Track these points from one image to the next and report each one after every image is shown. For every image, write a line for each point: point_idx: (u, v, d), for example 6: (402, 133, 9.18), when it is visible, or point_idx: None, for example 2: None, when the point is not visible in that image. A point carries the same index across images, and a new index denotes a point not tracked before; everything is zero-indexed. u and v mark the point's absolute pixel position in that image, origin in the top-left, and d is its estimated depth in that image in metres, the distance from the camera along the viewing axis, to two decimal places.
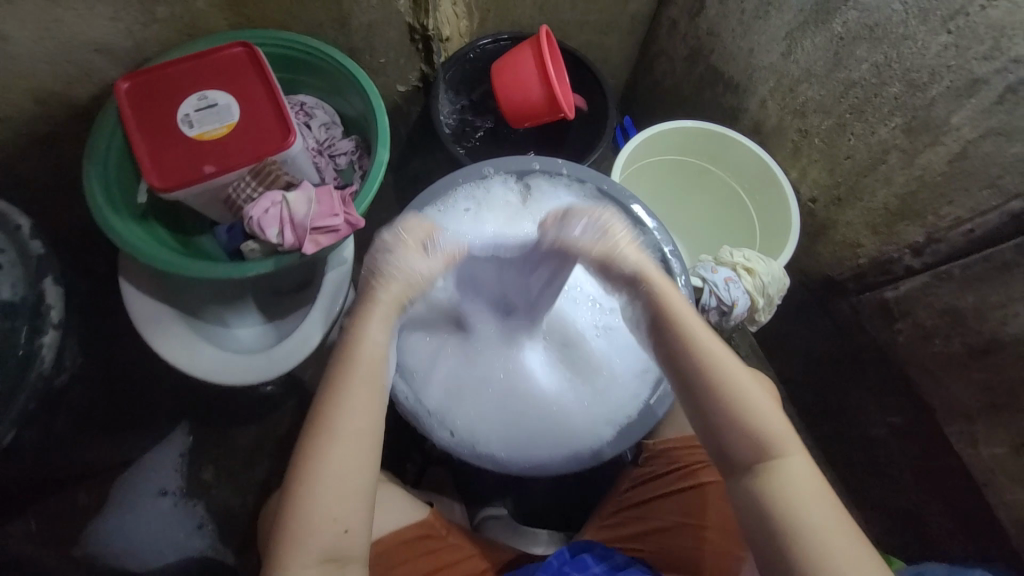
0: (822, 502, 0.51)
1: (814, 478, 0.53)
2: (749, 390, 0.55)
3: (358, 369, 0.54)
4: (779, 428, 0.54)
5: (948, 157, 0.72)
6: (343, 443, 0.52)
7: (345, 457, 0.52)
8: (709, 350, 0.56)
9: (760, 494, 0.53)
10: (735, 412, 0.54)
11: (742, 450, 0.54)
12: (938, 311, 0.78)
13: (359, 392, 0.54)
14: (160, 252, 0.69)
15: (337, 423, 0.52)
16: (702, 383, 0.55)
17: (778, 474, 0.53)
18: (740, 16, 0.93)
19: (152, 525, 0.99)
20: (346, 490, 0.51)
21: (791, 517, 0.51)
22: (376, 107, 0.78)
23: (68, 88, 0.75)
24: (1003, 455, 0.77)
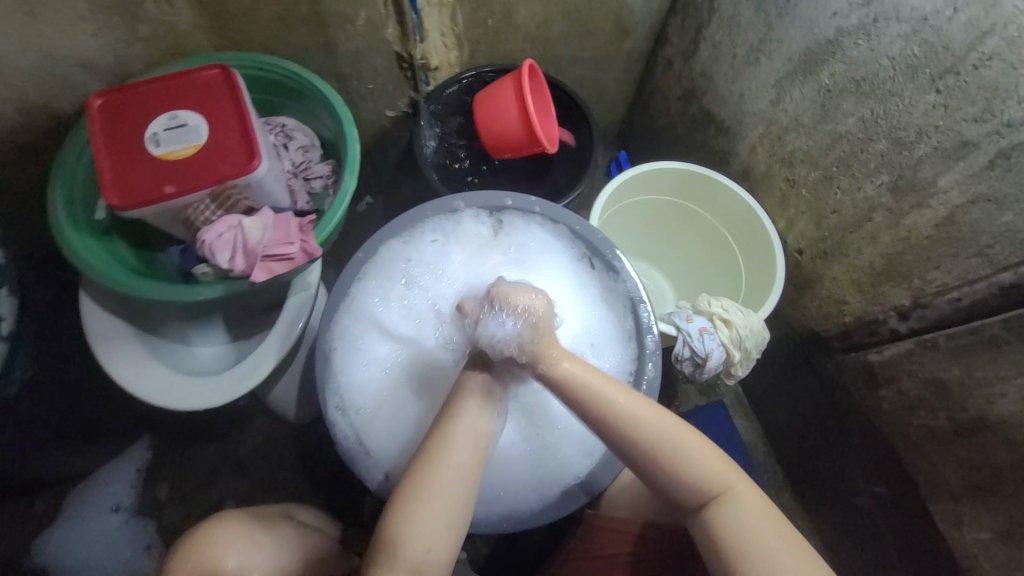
0: (766, 530, 0.55)
1: (756, 505, 0.57)
2: (685, 445, 0.58)
3: (450, 433, 0.58)
4: (716, 472, 0.57)
5: (935, 220, 0.69)
6: (445, 494, 0.56)
7: (437, 521, 0.55)
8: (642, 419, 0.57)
9: (713, 533, 0.57)
10: (674, 468, 0.57)
11: (688, 495, 0.58)
12: (923, 380, 0.74)
13: (459, 447, 0.58)
14: (115, 272, 0.69)
15: (435, 485, 0.55)
16: (640, 454, 0.57)
17: (725, 510, 0.57)
18: (732, 61, 0.91)
19: (97, 542, 0.95)
20: (427, 552, 0.54)
21: (741, 550, 0.55)
22: (350, 134, 0.78)
23: (53, 99, 0.75)
24: (989, 542, 0.71)
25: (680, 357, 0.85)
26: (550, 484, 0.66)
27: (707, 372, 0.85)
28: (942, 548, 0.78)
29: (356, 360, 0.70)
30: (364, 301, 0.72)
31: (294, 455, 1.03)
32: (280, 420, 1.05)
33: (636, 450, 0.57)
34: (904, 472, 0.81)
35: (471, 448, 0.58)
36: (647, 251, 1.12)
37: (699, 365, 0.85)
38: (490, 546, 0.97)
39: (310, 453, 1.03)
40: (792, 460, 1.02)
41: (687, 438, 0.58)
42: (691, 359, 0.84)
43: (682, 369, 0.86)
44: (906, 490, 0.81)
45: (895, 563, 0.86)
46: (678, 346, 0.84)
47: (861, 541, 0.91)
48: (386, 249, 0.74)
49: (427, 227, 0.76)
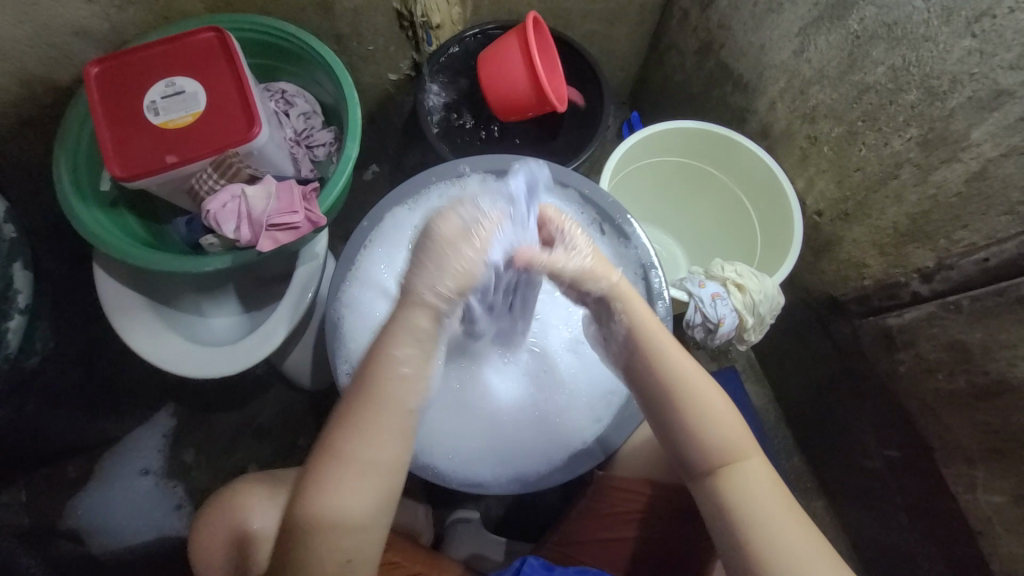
0: (777, 501, 0.55)
1: (767, 477, 0.57)
2: (714, 405, 0.58)
3: (380, 395, 0.51)
4: (736, 439, 0.57)
5: (965, 176, 0.65)
6: (358, 475, 0.49)
7: (356, 492, 0.49)
8: (680, 371, 0.58)
9: (720, 499, 0.57)
10: (696, 425, 0.57)
11: (700, 458, 0.58)
12: (942, 344, 0.72)
13: (381, 424, 0.50)
14: (123, 245, 0.69)
15: (353, 451, 0.50)
16: (668, 404, 0.58)
17: (738, 478, 0.56)
18: (752, 9, 0.85)
19: (132, 503, 1.00)
20: (352, 525, 0.49)
21: (751, 516, 0.55)
22: (350, 98, 0.76)
23: (50, 71, 0.73)
24: (1002, 504, 0.71)
25: (692, 323, 0.83)
26: (558, 448, 0.66)
27: (719, 337, 0.84)
28: (952, 510, 0.78)
29: (364, 326, 0.70)
30: (370, 268, 0.71)
31: (313, 421, 1.06)
32: (297, 388, 1.07)
33: (667, 401, 0.58)
34: (917, 436, 0.80)
35: (405, 409, 0.51)
36: (659, 216, 1.09)
37: (710, 331, 0.84)
38: (503, 508, 1.00)
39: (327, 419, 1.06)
40: (805, 424, 1.02)
41: (714, 401, 0.58)
42: (703, 325, 0.83)
43: (693, 335, 0.85)
44: (918, 454, 0.81)
45: (904, 524, 0.86)
46: (689, 311, 0.83)
47: (871, 503, 0.92)
48: (392, 215, 0.73)
49: (433, 193, 0.74)
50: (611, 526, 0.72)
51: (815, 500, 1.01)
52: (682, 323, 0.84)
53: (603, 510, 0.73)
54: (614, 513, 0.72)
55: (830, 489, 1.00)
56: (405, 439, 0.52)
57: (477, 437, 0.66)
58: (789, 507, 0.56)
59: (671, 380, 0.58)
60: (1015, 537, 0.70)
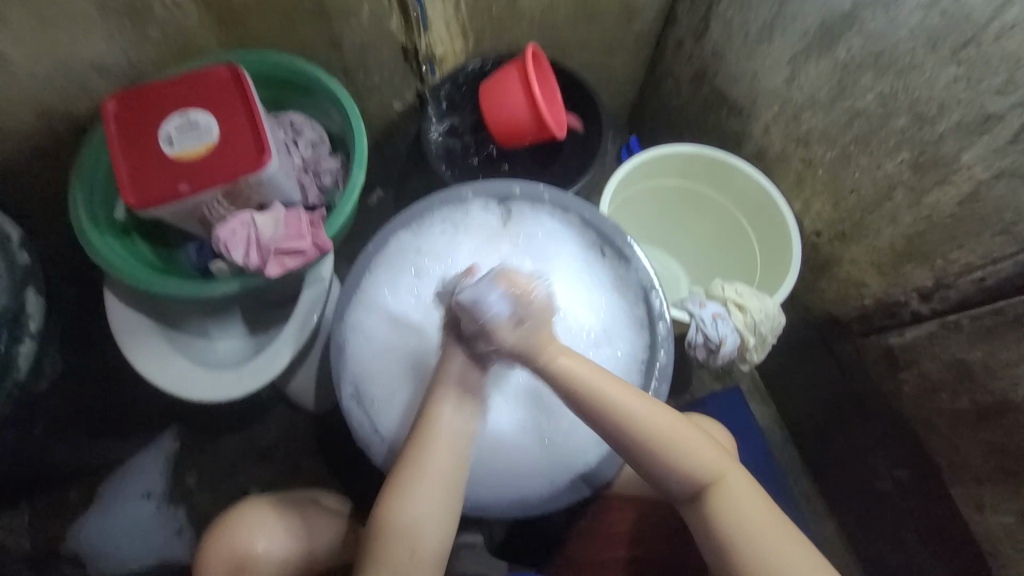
0: (764, 517, 0.56)
1: (752, 493, 0.57)
2: (676, 434, 0.57)
3: (435, 432, 0.60)
4: (708, 461, 0.57)
5: (958, 197, 0.66)
6: (428, 493, 0.58)
7: (423, 509, 0.58)
8: (636, 412, 0.57)
9: (709, 523, 0.57)
10: (663, 458, 0.57)
11: (682, 487, 0.58)
12: (945, 363, 0.72)
13: (438, 450, 0.59)
14: (135, 271, 0.71)
15: (418, 479, 0.58)
16: (631, 445, 0.57)
17: (721, 501, 0.56)
18: (744, 38, 0.88)
19: (130, 531, 0.98)
20: (425, 534, 0.57)
21: (738, 540, 0.55)
22: (357, 127, 0.78)
23: (69, 104, 0.76)
24: (1012, 526, 0.69)
25: (693, 343, 0.83)
26: (561, 471, 0.66)
27: (721, 357, 0.84)
28: (963, 532, 0.76)
29: (369, 349, 0.71)
30: (373, 292, 0.73)
31: (315, 444, 1.06)
32: (300, 411, 1.07)
33: (628, 441, 0.57)
34: (924, 456, 0.79)
35: (454, 437, 0.61)
36: (659, 237, 1.11)
37: (712, 351, 0.83)
38: (506, 531, 0.99)
39: (330, 442, 1.06)
40: (812, 444, 1.01)
41: (679, 436, 0.57)
42: (704, 345, 0.83)
43: (695, 356, 0.84)
44: (926, 474, 0.80)
45: (915, 547, 0.85)
46: (690, 332, 0.83)
47: (882, 525, 0.90)
48: (394, 240, 0.75)
49: (435, 218, 0.76)
50: (609, 547, 0.72)
51: (824, 523, 1.00)
52: (683, 344, 0.84)
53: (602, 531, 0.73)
54: (613, 534, 0.72)
55: (840, 512, 0.98)
56: (459, 461, 0.60)
57: (483, 462, 0.66)
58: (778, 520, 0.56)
59: (632, 422, 0.57)
60: None
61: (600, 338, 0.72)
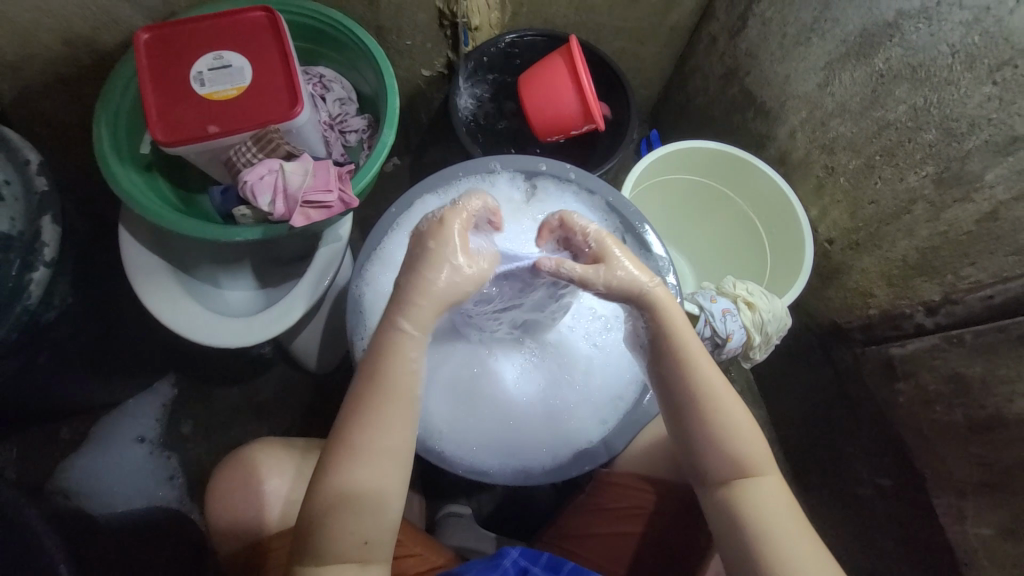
0: (793, 522, 0.54)
1: (782, 498, 0.55)
2: (735, 418, 0.57)
3: (387, 382, 0.52)
4: (754, 452, 0.56)
5: (976, 215, 0.68)
6: (375, 457, 0.51)
7: (373, 470, 0.51)
8: (713, 390, 0.57)
9: (729, 510, 0.56)
10: (715, 435, 0.57)
11: (717, 468, 0.57)
12: (942, 376, 0.74)
13: (393, 411, 0.52)
14: (153, 205, 0.69)
15: (359, 451, 0.51)
16: (692, 414, 0.57)
17: (750, 491, 0.56)
18: (781, 41, 0.88)
19: (125, 471, 1.00)
20: (371, 499, 0.51)
21: (762, 529, 0.54)
22: (389, 88, 0.77)
23: (97, 33, 0.74)
24: (990, 537, 0.70)
25: (701, 336, 0.83)
26: (565, 445, 0.68)
27: (726, 353, 0.85)
28: (941, 542, 0.78)
29: (384, 303, 0.71)
30: (394, 250, 0.73)
31: (313, 404, 1.06)
32: (301, 370, 1.08)
33: (685, 402, 0.58)
34: (913, 464, 0.81)
35: (411, 398, 0.53)
36: (671, 232, 1.12)
37: (718, 346, 0.84)
38: (493, 504, 1.01)
39: (327, 403, 1.07)
40: (798, 446, 1.04)
41: (734, 408, 0.57)
42: (711, 339, 0.84)
43: (700, 349, 0.84)
44: (912, 482, 0.82)
45: (890, 552, 0.87)
46: (699, 324, 0.83)
47: (858, 530, 0.92)
48: (422, 201, 0.75)
49: (463, 186, 0.76)
50: (603, 522, 0.71)
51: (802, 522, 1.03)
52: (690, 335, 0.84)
53: (599, 512, 0.72)
54: (606, 512, 0.72)
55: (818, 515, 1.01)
56: (413, 424, 0.53)
57: (489, 419, 0.68)
58: (806, 533, 0.54)
59: (699, 389, 0.57)
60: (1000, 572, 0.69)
61: (614, 317, 0.73)
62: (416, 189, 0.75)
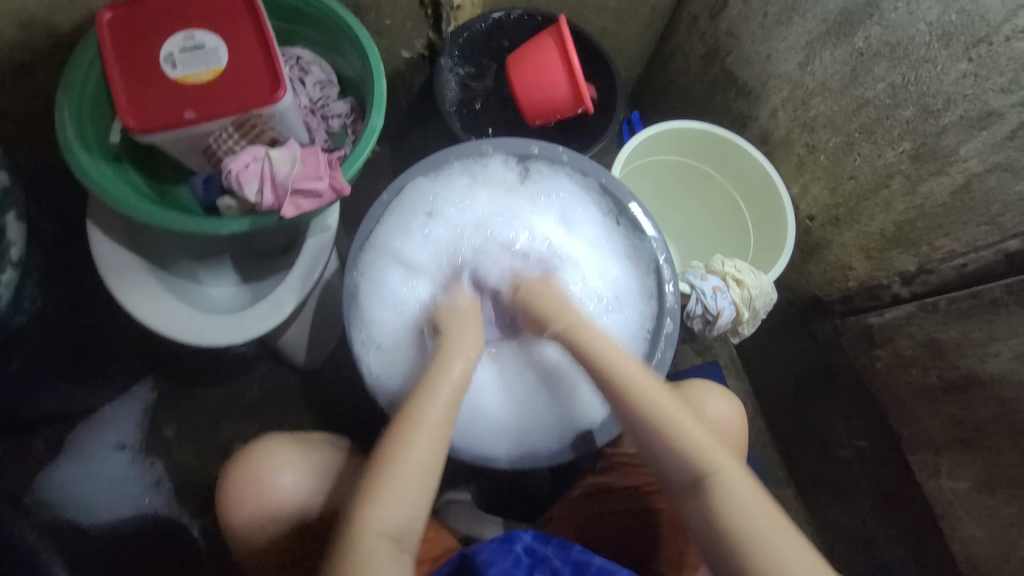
0: (771, 519, 0.50)
1: (752, 491, 0.52)
2: (676, 414, 0.57)
3: (437, 371, 0.60)
4: (706, 444, 0.55)
5: (950, 188, 0.71)
6: (427, 431, 0.55)
7: (420, 445, 0.54)
8: (645, 390, 0.59)
9: (708, 517, 0.52)
10: (664, 431, 0.56)
11: (678, 471, 0.55)
12: (918, 341, 0.78)
13: (442, 396, 0.58)
14: (128, 197, 0.65)
15: (403, 456, 0.54)
16: (635, 417, 0.58)
17: (719, 491, 0.52)
18: (762, 20, 0.89)
19: (107, 480, 0.95)
20: (412, 473, 0.53)
21: (738, 531, 0.50)
22: (375, 70, 0.74)
23: (49, 12, 0.68)
24: (965, 490, 0.77)
25: (691, 314, 0.87)
26: (569, 424, 0.69)
27: (717, 329, 0.88)
28: (916, 495, 0.84)
29: (379, 293, 0.70)
30: (388, 237, 0.72)
31: (302, 399, 1.04)
32: (288, 366, 1.05)
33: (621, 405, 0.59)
34: (889, 426, 0.86)
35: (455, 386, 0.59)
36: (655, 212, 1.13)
37: (709, 322, 0.87)
38: (492, 489, 1.01)
39: (317, 399, 1.04)
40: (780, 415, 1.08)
41: (676, 406, 0.58)
42: (702, 316, 0.86)
43: (692, 326, 0.88)
44: (888, 443, 0.87)
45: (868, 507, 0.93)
46: (690, 303, 0.86)
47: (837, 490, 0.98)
48: (414, 185, 0.74)
49: (455, 170, 0.75)
50: (607, 501, 0.74)
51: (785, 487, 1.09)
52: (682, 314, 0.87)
53: (601, 491, 0.75)
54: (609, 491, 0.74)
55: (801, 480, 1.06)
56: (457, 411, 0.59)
57: (493, 407, 0.69)
58: (784, 527, 0.50)
59: (634, 393, 0.58)
60: (973, 521, 0.77)
61: (612, 301, 0.75)
62: (409, 173, 0.74)
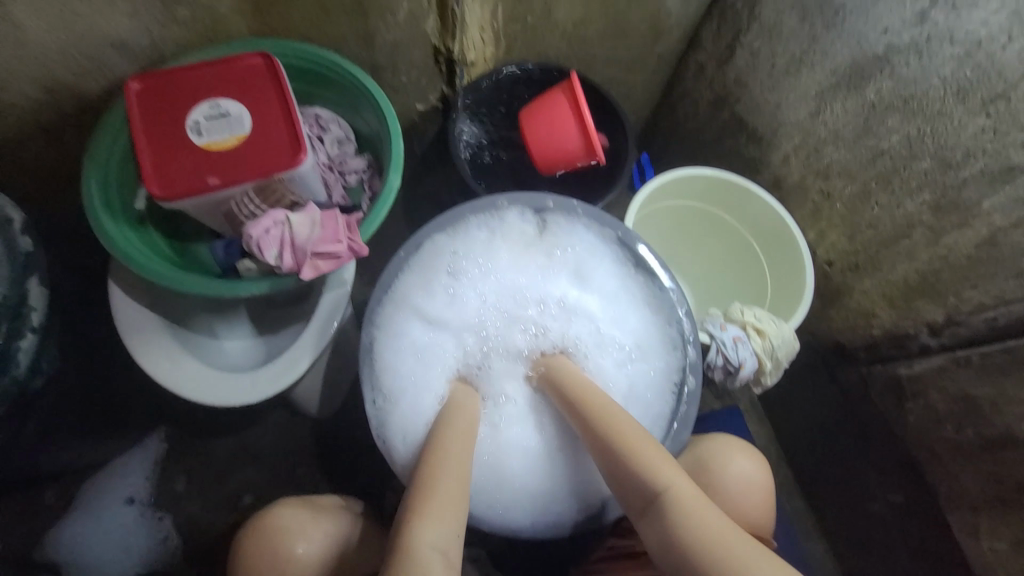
0: (727, 532, 0.46)
1: (710, 507, 0.49)
2: (636, 433, 0.55)
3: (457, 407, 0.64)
4: (661, 461, 0.52)
5: (976, 241, 0.70)
6: (458, 457, 0.57)
7: (455, 467, 0.56)
8: (611, 413, 0.58)
9: (667, 538, 0.48)
10: (621, 452, 0.54)
11: (636, 491, 0.52)
12: (952, 395, 0.76)
13: (464, 427, 0.61)
14: (148, 261, 0.66)
15: (439, 481, 0.53)
16: (598, 437, 0.57)
17: (672, 507, 0.49)
18: (770, 70, 0.90)
19: (114, 536, 0.93)
20: (454, 490, 0.53)
21: (696, 550, 0.46)
22: (393, 130, 0.76)
23: (79, 80, 0.71)
24: (1004, 551, 0.74)
25: (712, 364, 0.84)
26: (593, 485, 0.67)
27: (739, 379, 0.86)
28: (956, 556, 0.80)
29: (398, 352, 0.70)
30: (407, 293, 0.72)
31: (311, 449, 1.02)
32: (298, 415, 1.03)
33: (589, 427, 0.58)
34: (924, 481, 0.82)
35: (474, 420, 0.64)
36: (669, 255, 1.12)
37: (730, 373, 0.85)
38: (506, 545, 0.97)
39: (326, 450, 1.02)
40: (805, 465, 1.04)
41: (637, 427, 0.56)
42: (723, 367, 0.84)
43: (713, 376, 0.85)
44: (924, 499, 0.83)
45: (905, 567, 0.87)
46: (710, 353, 0.84)
47: (870, 547, 0.93)
48: (432, 241, 0.74)
49: (472, 225, 0.75)
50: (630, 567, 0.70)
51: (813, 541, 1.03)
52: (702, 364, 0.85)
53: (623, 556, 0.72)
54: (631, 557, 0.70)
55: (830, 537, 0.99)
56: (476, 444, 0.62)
57: (515, 469, 0.67)
58: (742, 538, 0.46)
59: (599, 415, 0.58)
60: None
61: (633, 353, 0.74)
62: (426, 228, 0.73)
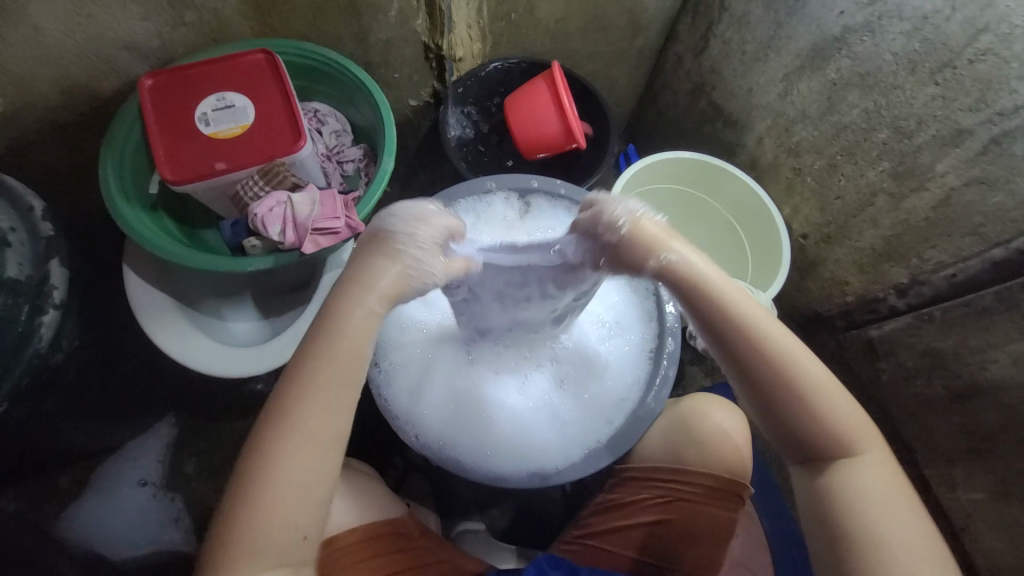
0: (894, 506, 0.53)
1: (886, 478, 0.54)
2: (831, 397, 0.54)
3: (321, 357, 0.50)
4: (854, 427, 0.55)
5: (931, 203, 0.75)
6: (304, 437, 0.48)
7: (299, 455, 0.48)
8: (796, 362, 0.54)
9: (832, 494, 0.55)
10: (812, 417, 0.54)
11: (824, 446, 0.55)
12: (919, 352, 0.80)
13: (325, 388, 0.50)
14: (161, 240, 0.71)
15: (279, 480, 0.47)
16: (785, 391, 0.54)
17: (848, 470, 0.55)
18: (741, 57, 0.96)
19: (130, 516, 0.98)
20: (300, 493, 0.48)
21: (863, 515, 0.53)
22: (386, 119, 0.81)
23: (94, 80, 0.77)
24: (982, 500, 0.77)
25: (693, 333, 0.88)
26: (575, 445, 0.71)
27: None
28: (935, 508, 0.83)
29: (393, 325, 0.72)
30: None
31: None
32: None
33: (768, 379, 0.54)
34: (902, 439, 0.86)
35: (350, 370, 0.51)
36: None
37: None
38: (508, 519, 1.01)
39: None
40: None
41: (826, 384, 0.54)
42: None
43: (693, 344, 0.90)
44: (903, 457, 0.87)
45: None
46: None
47: None
48: None
49: (461, 209, 0.80)
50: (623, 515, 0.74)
51: None
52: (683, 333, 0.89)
53: (614, 506, 0.75)
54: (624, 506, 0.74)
55: None
56: (347, 404, 0.51)
57: (502, 428, 0.72)
58: (904, 507, 0.53)
59: (780, 359, 0.53)
60: (994, 530, 0.76)
61: (613, 326, 0.78)
62: None
